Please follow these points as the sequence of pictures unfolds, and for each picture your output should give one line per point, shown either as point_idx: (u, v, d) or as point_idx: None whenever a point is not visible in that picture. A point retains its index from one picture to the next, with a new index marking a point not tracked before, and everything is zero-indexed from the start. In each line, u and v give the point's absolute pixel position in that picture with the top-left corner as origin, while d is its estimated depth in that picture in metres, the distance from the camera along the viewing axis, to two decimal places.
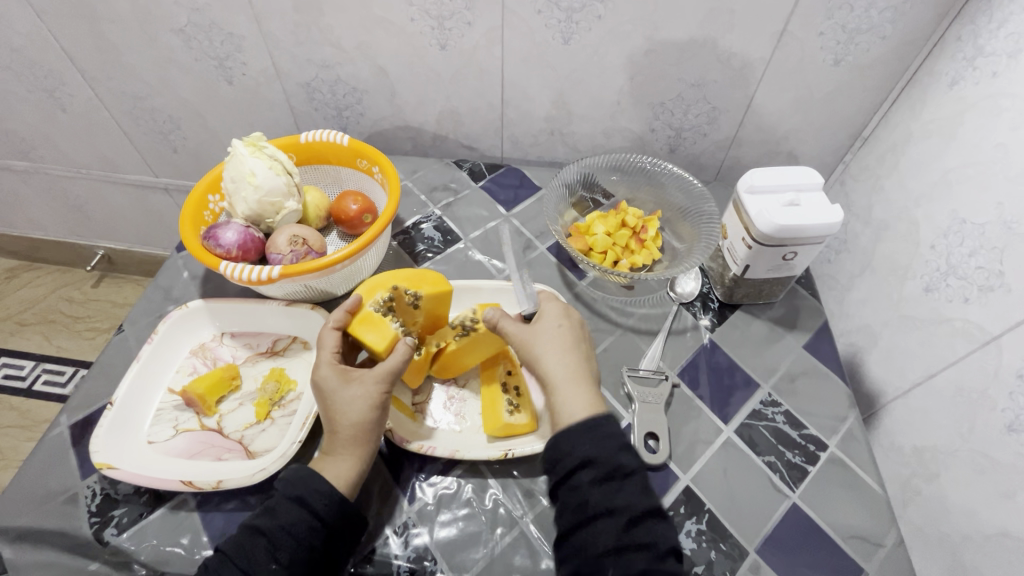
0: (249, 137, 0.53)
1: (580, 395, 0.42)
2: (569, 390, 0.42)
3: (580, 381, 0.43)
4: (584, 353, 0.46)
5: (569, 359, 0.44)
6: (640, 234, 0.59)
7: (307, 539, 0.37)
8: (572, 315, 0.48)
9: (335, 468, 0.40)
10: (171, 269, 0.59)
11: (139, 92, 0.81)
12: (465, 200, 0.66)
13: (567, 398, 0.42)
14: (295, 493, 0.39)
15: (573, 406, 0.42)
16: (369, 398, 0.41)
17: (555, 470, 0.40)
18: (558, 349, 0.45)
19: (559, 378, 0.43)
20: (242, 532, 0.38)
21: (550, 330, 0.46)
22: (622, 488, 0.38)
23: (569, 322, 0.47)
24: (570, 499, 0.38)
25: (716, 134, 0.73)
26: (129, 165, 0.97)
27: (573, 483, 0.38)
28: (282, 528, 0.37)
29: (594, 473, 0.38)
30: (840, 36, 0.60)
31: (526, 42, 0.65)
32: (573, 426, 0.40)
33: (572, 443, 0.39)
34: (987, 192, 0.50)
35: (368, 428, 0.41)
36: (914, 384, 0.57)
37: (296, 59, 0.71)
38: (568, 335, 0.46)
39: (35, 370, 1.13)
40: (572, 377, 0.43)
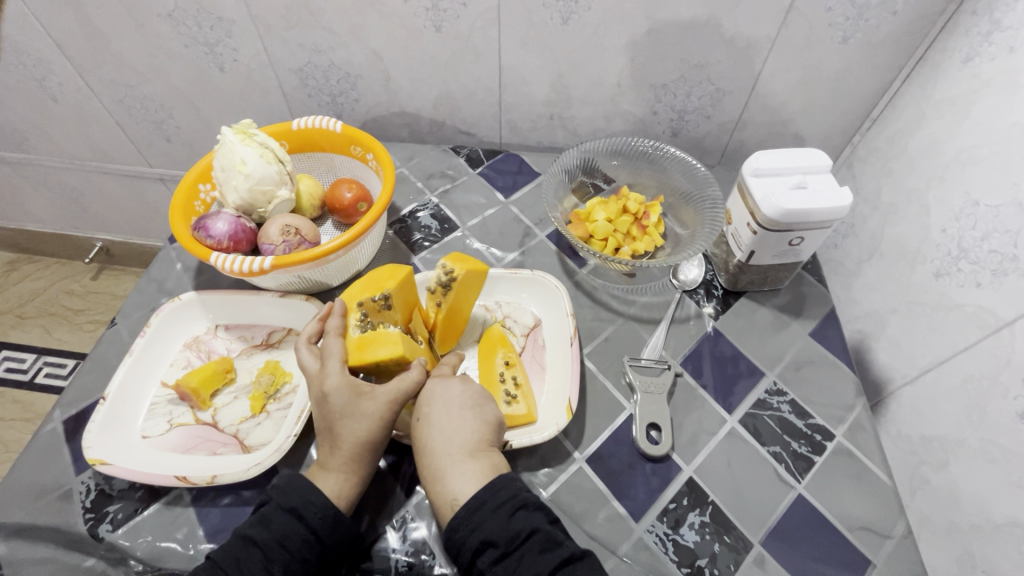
0: (239, 124, 0.52)
1: (459, 476, 0.38)
2: (440, 476, 0.38)
3: (450, 469, 0.38)
4: (457, 414, 0.40)
5: (451, 439, 0.39)
6: (642, 220, 0.58)
7: (301, 553, 0.37)
8: (444, 386, 0.42)
9: (332, 483, 0.40)
10: (164, 261, 0.58)
11: (129, 80, 0.79)
12: (462, 187, 0.65)
13: (447, 486, 0.38)
14: (290, 504, 0.38)
15: (455, 488, 0.38)
16: (377, 418, 0.40)
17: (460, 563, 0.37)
18: (437, 437, 0.39)
19: (432, 468, 0.39)
20: (236, 544, 0.37)
21: (434, 404, 0.41)
22: (522, 558, 0.35)
23: (444, 394, 0.41)
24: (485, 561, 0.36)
25: (720, 116, 0.71)
26: (123, 156, 0.95)
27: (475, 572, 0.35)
28: (276, 541, 0.37)
29: (491, 554, 0.35)
30: (850, 12, 0.58)
31: (524, 23, 0.63)
32: (457, 515, 0.37)
33: (461, 537, 0.36)
34: (1001, 173, 0.48)
35: (370, 448, 0.40)
36: (922, 371, 0.56)
37: (287, 44, 0.69)
38: (435, 407, 0.41)
39: (37, 363, 1.13)
40: (445, 463, 0.38)
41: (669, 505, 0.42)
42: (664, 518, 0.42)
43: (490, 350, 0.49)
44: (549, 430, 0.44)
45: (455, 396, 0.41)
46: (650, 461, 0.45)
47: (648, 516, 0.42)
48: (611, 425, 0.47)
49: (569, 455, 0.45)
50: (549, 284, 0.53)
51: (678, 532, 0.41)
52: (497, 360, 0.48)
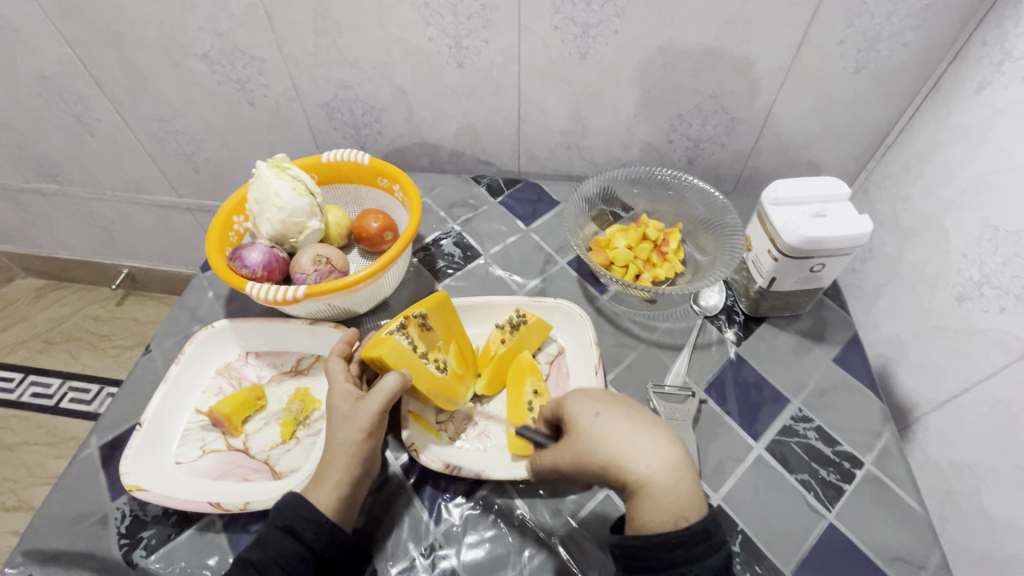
0: (273, 158, 0.54)
1: (681, 488, 0.36)
2: (662, 490, 0.36)
3: (676, 479, 0.36)
4: (647, 421, 0.39)
5: (657, 445, 0.37)
6: (662, 247, 0.59)
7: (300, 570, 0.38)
8: (614, 395, 0.41)
9: (320, 492, 0.40)
10: (196, 289, 0.60)
11: (163, 115, 0.83)
12: (484, 216, 0.66)
13: (670, 499, 0.36)
14: (282, 522, 0.39)
15: (681, 504, 0.36)
16: (362, 423, 0.42)
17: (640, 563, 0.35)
18: (638, 445, 0.37)
19: (650, 479, 0.36)
20: (235, 568, 0.38)
21: (619, 413, 0.39)
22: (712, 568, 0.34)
23: (609, 402, 0.40)
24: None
25: (735, 144, 0.73)
26: (153, 186, 0.99)
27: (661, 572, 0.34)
28: (273, 559, 0.38)
29: (686, 567, 0.34)
30: (861, 44, 0.59)
31: (543, 58, 0.65)
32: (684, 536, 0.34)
33: (672, 556, 0.34)
34: (1020, 199, 0.49)
35: (358, 454, 0.41)
36: (950, 397, 0.56)
37: (315, 80, 0.73)
38: (620, 416, 0.39)
39: (62, 388, 1.15)
40: (667, 473, 0.36)
41: None
42: None
43: (518, 377, 0.50)
44: None
45: (626, 403, 0.40)
46: None
47: None
48: None
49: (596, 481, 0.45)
50: (572, 311, 0.53)
51: None
52: (524, 387, 0.49)
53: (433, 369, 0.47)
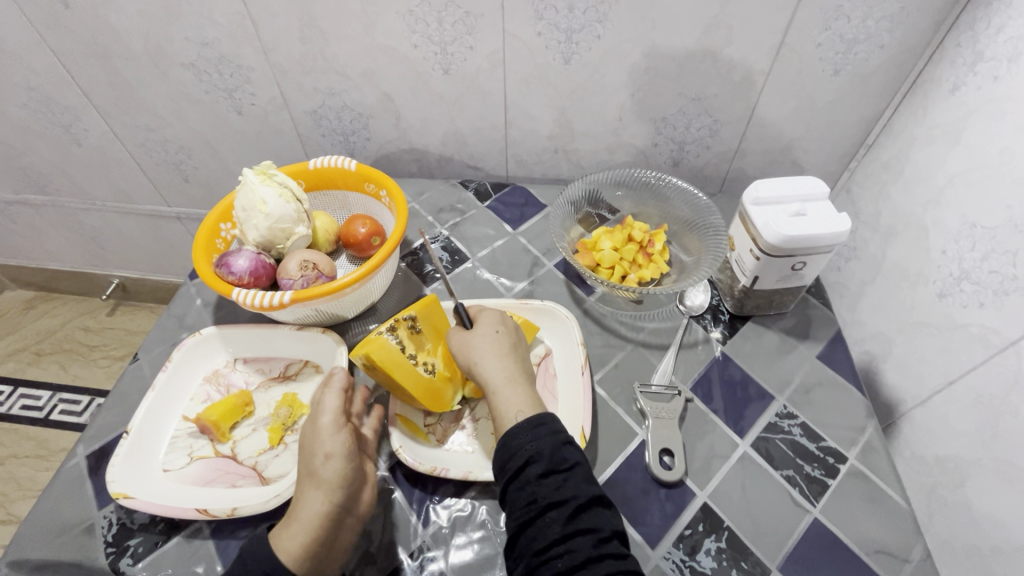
0: (259, 165, 0.54)
1: (516, 395, 0.42)
2: (502, 394, 0.42)
3: (515, 386, 0.43)
4: (507, 343, 0.46)
5: (504, 363, 0.44)
6: (647, 248, 0.59)
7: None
8: (496, 325, 0.47)
9: (286, 536, 0.39)
10: (184, 297, 0.60)
11: (151, 124, 0.83)
12: (471, 220, 0.67)
13: (507, 400, 0.42)
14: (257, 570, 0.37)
15: (515, 405, 0.42)
16: (329, 459, 0.41)
17: (506, 468, 0.39)
18: (489, 359, 0.44)
19: (497, 383, 0.43)
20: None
21: (487, 337, 0.46)
22: (568, 480, 0.38)
23: (494, 327, 0.47)
24: (518, 498, 0.38)
25: (719, 146, 0.73)
26: (142, 196, 0.99)
27: (522, 479, 0.38)
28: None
29: (540, 466, 0.38)
30: (838, 46, 0.61)
31: (528, 63, 0.66)
32: (518, 425, 0.40)
33: (518, 443, 0.39)
34: (995, 196, 0.50)
35: (328, 495, 0.40)
36: (933, 392, 0.56)
37: (303, 88, 0.73)
38: (485, 340, 0.46)
39: (52, 400, 1.14)
40: (505, 381, 0.43)
41: (685, 531, 0.43)
42: (680, 545, 0.42)
43: None
44: None
45: (502, 330, 0.47)
46: (664, 487, 0.45)
47: (664, 543, 0.42)
48: (624, 451, 0.47)
49: None
50: (559, 313, 0.54)
51: (695, 558, 0.41)
52: None
53: (422, 371, 0.47)
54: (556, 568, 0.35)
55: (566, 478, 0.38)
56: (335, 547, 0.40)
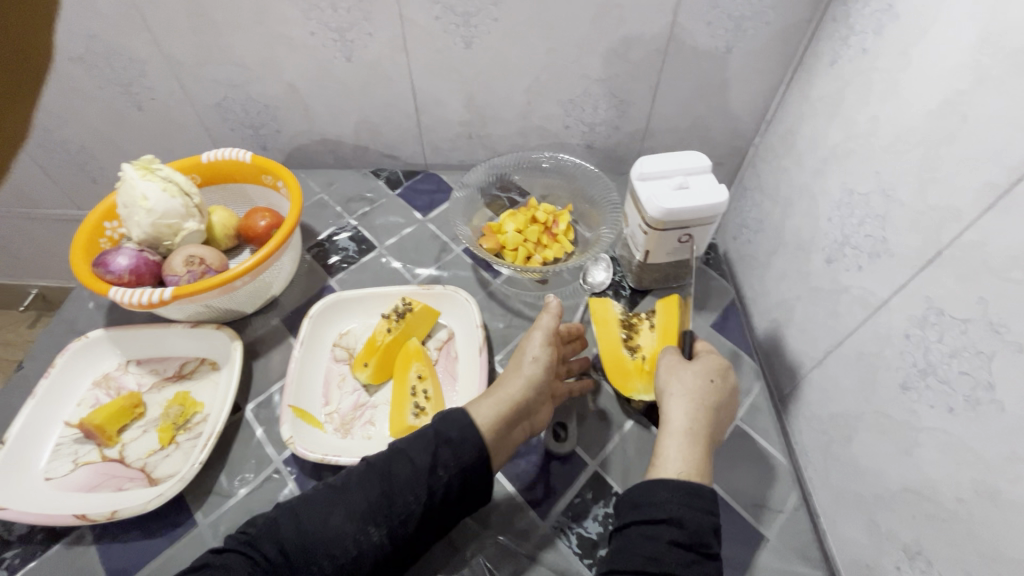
0: (141, 160, 0.52)
1: (672, 449, 0.39)
2: (668, 444, 0.39)
3: (694, 443, 0.38)
4: (709, 396, 0.41)
5: (697, 415, 0.40)
6: (552, 229, 0.60)
7: (381, 515, 0.37)
8: (710, 369, 0.43)
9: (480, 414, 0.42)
10: (75, 301, 0.58)
11: (47, 124, 0.79)
12: (381, 209, 0.66)
13: (668, 451, 0.39)
14: (344, 508, 0.37)
15: (677, 460, 0.38)
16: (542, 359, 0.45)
17: (639, 507, 0.36)
18: (696, 401, 0.40)
19: (674, 429, 0.39)
20: (360, 471, 0.39)
21: (695, 376, 0.42)
22: (697, 563, 0.34)
23: (714, 372, 0.43)
24: (642, 545, 0.34)
25: (629, 126, 0.75)
26: (49, 200, 0.94)
27: (654, 530, 0.35)
28: (379, 479, 0.38)
29: (678, 534, 0.34)
30: (727, 24, 0.62)
31: (430, 49, 0.66)
32: (676, 483, 0.36)
33: (666, 496, 0.36)
34: (867, 164, 0.53)
35: (518, 397, 0.43)
36: (825, 353, 0.59)
37: (202, 81, 0.71)
38: (688, 380, 0.41)
39: None
40: (682, 433, 0.39)
41: (575, 500, 0.45)
42: (569, 512, 0.44)
43: (405, 363, 0.49)
44: None
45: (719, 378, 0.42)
46: (557, 458, 0.47)
47: (554, 512, 0.44)
48: None
49: None
50: (459, 297, 0.54)
51: (582, 524, 0.43)
52: (410, 372, 0.48)
53: (625, 350, 0.48)
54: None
55: (697, 560, 0.34)
56: (510, 437, 0.43)
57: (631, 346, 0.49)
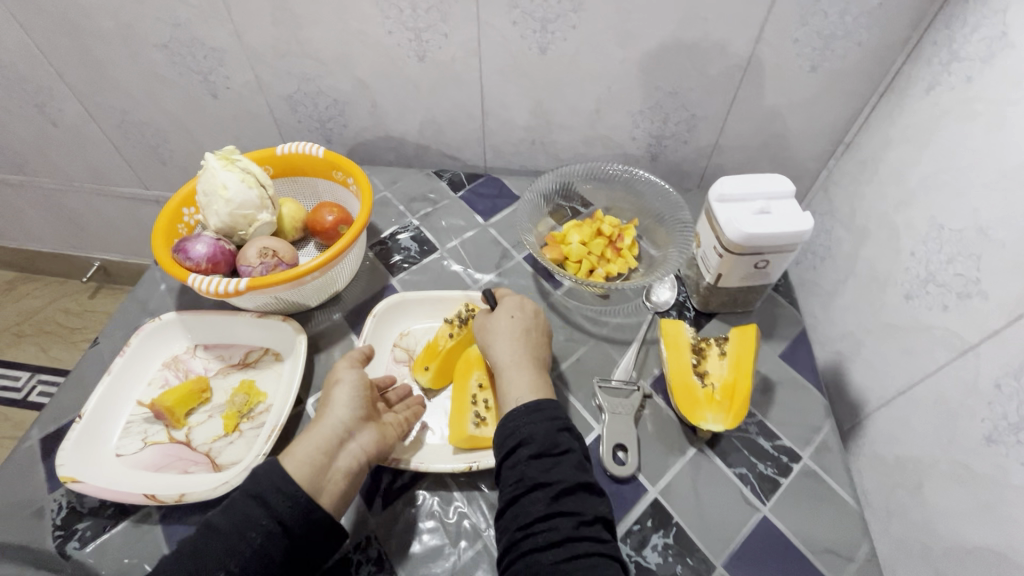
0: (222, 150, 0.54)
1: (522, 376, 0.45)
2: (507, 374, 0.45)
3: (523, 368, 0.45)
4: (520, 329, 0.47)
5: (514, 346, 0.46)
6: (616, 243, 0.59)
7: (268, 548, 0.36)
8: (512, 308, 0.49)
9: (301, 454, 0.40)
10: (148, 281, 0.59)
11: (126, 106, 0.82)
12: (443, 210, 0.66)
13: (507, 383, 0.44)
14: (256, 490, 0.38)
15: (518, 389, 0.44)
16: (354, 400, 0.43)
17: (500, 445, 0.41)
18: (506, 338, 0.47)
19: (506, 364, 0.45)
20: (199, 533, 0.36)
21: (505, 319, 0.48)
22: (556, 463, 0.39)
23: (521, 310, 0.49)
24: (508, 476, 0.39)
25: (697, 141, 0.73)
26: (120, 178, 0.97)
27: (511, 457, 0.40)
28: (237, 531, 0.36)
29: (532, 448, 0.40)
30: (815, 42, 0.60)
31: (504, 52, 0.65)
32: (518, 409, 0.42)
33: (515, 425, 0.41)
34: (962, 199, 0.50)
35: (335, 439, 0.41)
36: (896, 393, 0.56)
37: (277, 73, 0.72)
38: (499, 327, 0.47)
39: (30, 381, 1.14)
40: (512, 364, 0.45)
41: (633, 527, 0.43)
42: (628, 540, 0.42)
43: (466, 371, 0.49)
44: None
45: (522, 320, 0.48)
46: (616, 481, 0.45)
47: None
48: None
49: None
50: None
51: (641, 553, 0.41)
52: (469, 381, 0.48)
53: (694, 376, 0.46)
54: (535, 543, 0.36)
55: (555, 461, 0.39)
56: (333, 465, 0.41)
57: (700, 373, 0.47)
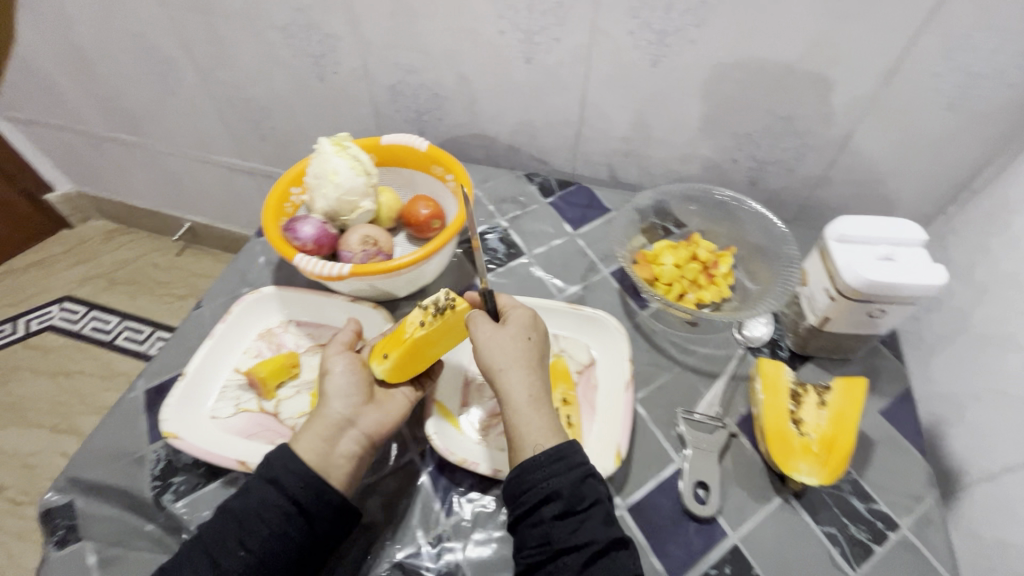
0: (335, 136, 0.55)
1: (543, 416, 0.41)
2: (525, 415, 0.41)
3: (541, 408, 0.41)
4: (529, 357, 0.43)
5: (530, 379, 0.42)
6: (711, 270, 0.57)
7: (283, 526, 0.38)
8: (523, 330, 0.44)
9: (306, 443, 0.41)
10: (248, 253, 0.62)
11: (238, 82, 0.86)
12: (532, 215, 0.66)
13: (528, 422, 0.40)
14: (270, 474, 0.40)
15: (535, 431, 0.40)
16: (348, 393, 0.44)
17: (518, 501, 0.39)
18: (521, 371, 0.42)
19: (521, 402, 0.41)
20: (220, 518, 0.39)
21: (513, 342, 0.43)
22: (584, 521, 0.37)
23: (531, 332, 0.44)
24: (530, 537, 0.38)
25: (803, 171, 0.69)
26: (221, 148, 1.03)
27: (536, 516, 0.38)
28: (254, 512, 0.39)
29: (556, 507, 0.38)
30: (959, 79, 0.55)
31: (613, 61, 0.64)
32: (537, 458, 0.39)
33: (534, 478, 0.38)
34: None
35: (335, 428, 0.42)
36: (1005, 471, 0.51)
37: (385, 62, 0.74)
38: (508, 354, 0.42)
39: (119, 326, 1.23)
40: (529, 402, 0.41)
41: (711, 571, 0.41)
42: None
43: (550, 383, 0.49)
44: None
45: (531, 345, 0.44)
46: (695, 520, 0.43)
47: None
48: (657, 475, 0.45)
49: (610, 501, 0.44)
50: (608, 323, 0.52)
51: None
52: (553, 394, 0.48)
53: (791, 423, 0.44)
54: None
55: (582, 519, 0.37)
56: (335, 451, 0.42)
57: (798, 420, 0.44)
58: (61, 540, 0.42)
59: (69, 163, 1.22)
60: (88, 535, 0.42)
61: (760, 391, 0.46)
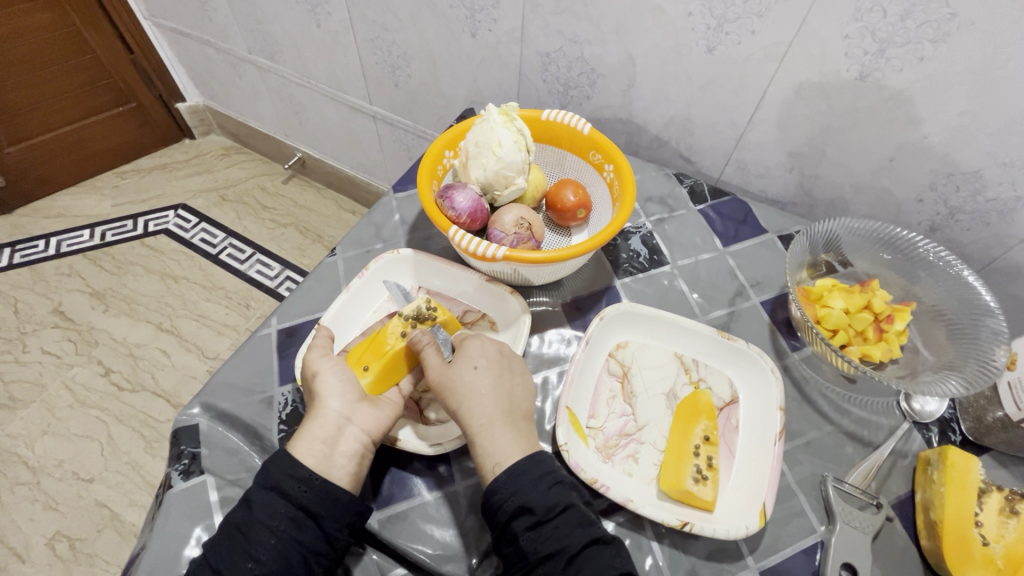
0: (503, 105, 0.52)
1: (501, 437, 0.41)
2: (484, 438, 0.40)
3: (497, 430, 0.41)
4: (483, 382, 0.43)
5: (484, 401, 0.42)
6: (882, 324, 0.50)
7: (293, 532, 0.38)
8: (474, 355, 0.44)
9: (304, 446, 0.40)
10: (384, 207, 0.61)
11: (387, 24, 0.83)
12: (680, 221, 0.61)
13: (489, 446, 0.40)
14: (269, 483, 0.39)
15: (498, 452, 0.40)
16: (346, 395, 0.42)
17: (492, 523, 0.38)
18: (476, 396, 0.42)
19: (475, 426, 0.41)
20: (224, 532, 0.38)
21: (466, 370, 0.43)
22: (557, 527, 0.37)
23: (490, 359, 0.44)
24: (511, 555, 0.37)
25: (1005, 229, 0.58)
26: (351, 87, 1.02)
27: (508, 534, 0.37)
28: (260, 521, 0.38)
29: (526, 520, 0.37)
30: None
31: (812, 67, 0.56)
32: (499, 477, 0.39)
33: (501, 497, 0.38)
34: None
35: (334, 432, 0.41)
36: None
37: (547, 28, 0.69)
38: (462, 381, 0.42)
39: (224, 242, 1.28)
40: (486, 425, 0.41)
41: None
42: None
43: (691, 418, 0.45)
44: (738, 529, 0.39)
45: (489, 369, 0.43)
46: None
47: None
48: (796, 544, 0.41)
49: (742, 561, 0.40)
50: (761, 364, 0.47)
51: None
52: (695, 429, 0.44)
53: (974, 529, 0.39)
54: None
55: (555, 526, 0.37)
56: (337, 452, 0.40)
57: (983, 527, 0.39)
58: (184, 471, 0.42)
59: (204, 77, 1.26)
60: (211, 469, 0.43)
61: (939, 481, 0.41)
